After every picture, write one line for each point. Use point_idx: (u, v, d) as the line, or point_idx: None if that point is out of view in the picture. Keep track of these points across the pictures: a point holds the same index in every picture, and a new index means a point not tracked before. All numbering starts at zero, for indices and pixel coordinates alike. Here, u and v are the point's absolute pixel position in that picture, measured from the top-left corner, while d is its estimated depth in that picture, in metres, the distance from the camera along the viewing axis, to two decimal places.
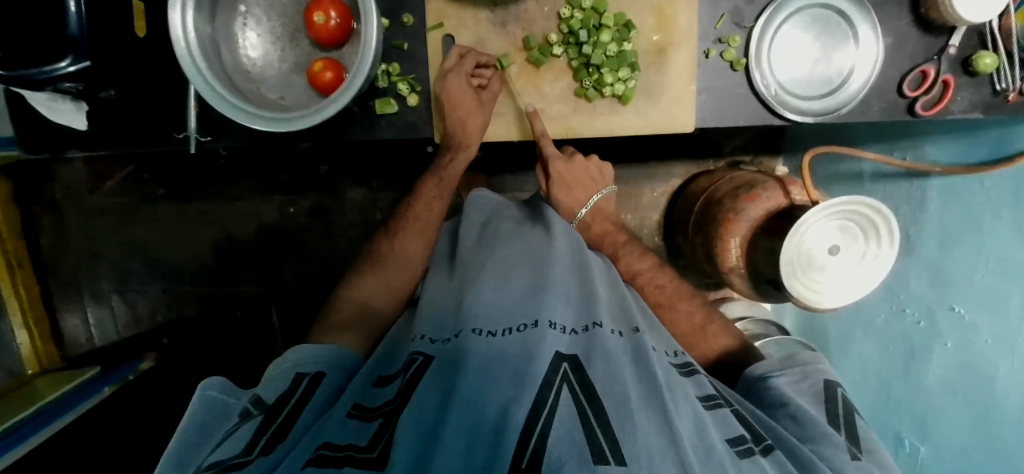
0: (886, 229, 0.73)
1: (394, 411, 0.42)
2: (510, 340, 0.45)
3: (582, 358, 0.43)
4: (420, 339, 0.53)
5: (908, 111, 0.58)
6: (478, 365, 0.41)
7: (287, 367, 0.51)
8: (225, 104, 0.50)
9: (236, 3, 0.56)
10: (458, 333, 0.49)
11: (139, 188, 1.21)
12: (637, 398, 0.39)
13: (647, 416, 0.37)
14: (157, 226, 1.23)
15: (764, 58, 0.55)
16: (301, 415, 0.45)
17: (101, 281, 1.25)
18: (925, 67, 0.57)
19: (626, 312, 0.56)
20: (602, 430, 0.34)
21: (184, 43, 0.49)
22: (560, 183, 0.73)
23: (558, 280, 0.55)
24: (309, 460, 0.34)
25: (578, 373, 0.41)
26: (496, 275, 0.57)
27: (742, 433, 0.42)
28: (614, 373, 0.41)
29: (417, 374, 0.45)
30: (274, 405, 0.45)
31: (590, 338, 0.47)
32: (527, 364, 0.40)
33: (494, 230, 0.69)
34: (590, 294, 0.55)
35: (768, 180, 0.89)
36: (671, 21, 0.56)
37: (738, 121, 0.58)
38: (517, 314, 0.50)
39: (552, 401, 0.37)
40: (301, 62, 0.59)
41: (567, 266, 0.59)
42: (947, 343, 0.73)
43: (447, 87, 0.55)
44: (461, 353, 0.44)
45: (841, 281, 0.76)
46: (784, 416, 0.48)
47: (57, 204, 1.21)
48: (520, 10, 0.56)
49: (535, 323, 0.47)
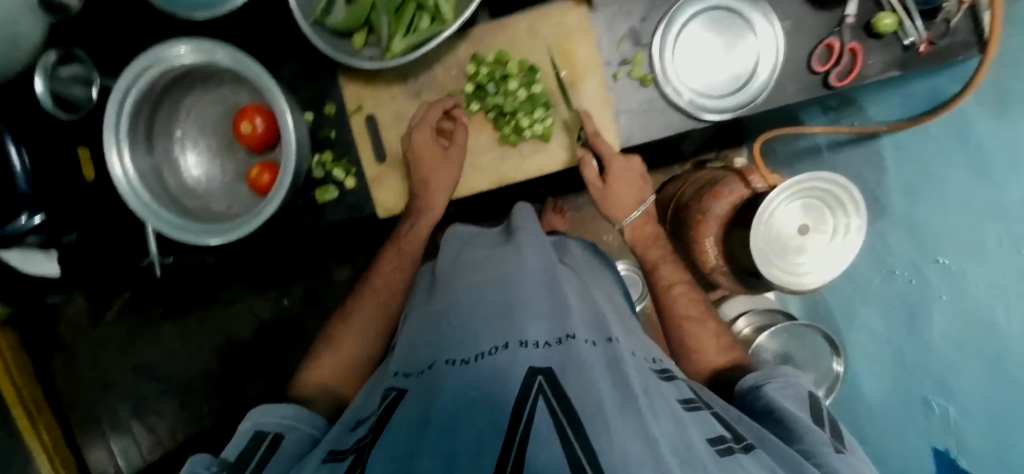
0: (849, 199, 0.71)
1: (365, 446, 0.37)
2: (482, 365, 0.39)
3: (558, 369, 0.37)
4: (395, 375, 0.48)
5: (823, 85, 0.59)
6: (451, 393, 0.36)
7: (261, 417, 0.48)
8: (173, 227, 0.53)
9: (172, 129, 0.60)
10: (431, 365, 0.44)
11: (140, 311, 1.24)
12: (612, 402, 0.34)
13: (626, 419, 0.32)
14: (161, 344, 1.25)
15: (670, 68, 0.57)
16: None
17: (117, 410, 1.25)
18: (829, 41, 0.58)
19: (599, 320, 0.50)
20: (579, 441, 0.29)
21: (125, 180, 0.52)
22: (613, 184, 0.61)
23: (530, 295, 0.49)
24: None
25: (555, 387, 0.35)
26: (466, 302, 0.51)
27: (722, 433, 0.39)
28: (590, 380, 0.36)
29: (388, 410, 0.40)
30: (241, 462, 0.41)
31: (568, 350, 0.40)
32: (499, 386, 0.35)
33: (466, 257, 0.64)
34: (561, 303, 0.49)
35: (727, 174, 0.88)
36: (572, 56, 0.58)
37: (663, 133, 0.59)
38: (487, 335, 0.44)
39: (529, 417, 0.32)
40: (241, 170, 0.62)
41: (539, 281, 0.53)
42: (942, 295, 0.69)
43: (412, 143, 0.57)
44: (434, 386, 0.39)
45: (824, 260, 0.74)
46: (773, 423, 0.45)
47: (64, 344, 1.23)
48: (430, 78, 0.60)
49: (505, 343, 0.41)
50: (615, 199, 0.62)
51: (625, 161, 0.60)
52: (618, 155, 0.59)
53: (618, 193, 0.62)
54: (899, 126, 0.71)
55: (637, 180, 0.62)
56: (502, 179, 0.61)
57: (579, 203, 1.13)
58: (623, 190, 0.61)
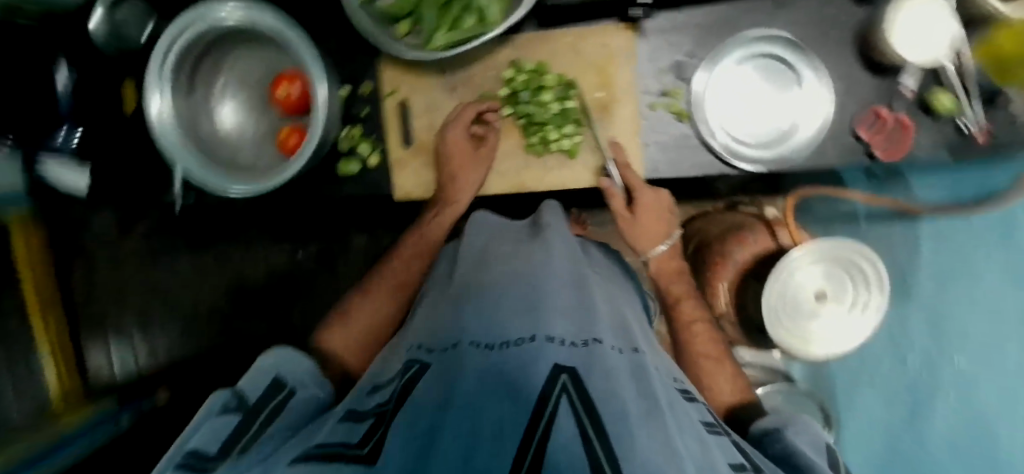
0: (873, 272, 0.70)
1: (387, 412, 0.32)
2: (505, 354, 0.33)
3: (583, 371, 0.31)
4: (416, 348, 0.43)
5: (866, 154, 0.57)
6: (478, 374, 0.31)
7: (278, 362, 0.46)
8: (197, 173, 0.55)
9: (213, 79, 0.62)
10: (456, 345, 0.38)
11: (162, 237, 1.29)
12: (636, 409, 0.30)
13: (648, 431, 0.27)
14: (175, 270, 1.29)
15: (708, 107, 0.56)
16: (274, 426, 0.39)
17: (127, 321, 1.30)
18: (878, 110, 0.55)
19: (626, 332, 0.46)
20: (602, 444, 0.24)
21: (162, 122, 0.54)
22: (643, 213, 0.57)
23: (557, 292, 0.45)
24: (296, 457, 0.28)
25: (580, 388, 0.29)
26: (495, 291, 0.46)
27: (743, 461, 0.34)
28: (615, 387, 0.31)
29: (409, 383, 0.35)
30: (256, 408, 0.40)
31: (591, 357, 0.34)
32: (520, 374, 0.30)
33: (491, 249, 0.58)
34: (586, 310, 0.44)
35: (755, 222, 0.85)
36: (611, 78, 0.57)
37: (690, 172, 0.58)
38: (513, 324, 0.39)
39: (549, 414, 0.26)
40: (271, 129, 0.63)
41: (563, 282, 0.48)
42: None
43: (445, 142, 0.58)
44: (458, 364, 0.34)
45: (839, 330, 0.72)
46: (789, 468, 0.40)
47: (88, 251, 1.28)
48: (468, 74, 0.60)
49: (532, 336, 0.36)
50: (642, 232, 0.58)
51: (656, 194, 0.57)
52: (649, 187, 0.57)
53: (645, 227, 0.58)
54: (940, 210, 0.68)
55: (666, 215, 0.59)
56: (523, 185, 0.61)
57: (601, 219, 1.10)
58: (652, 225, 0.58)
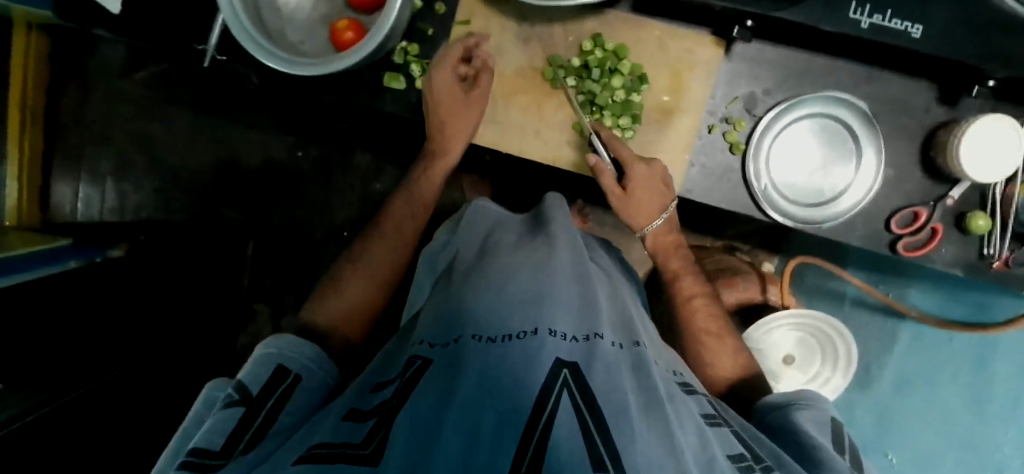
0: (844, 350, 0.71)
1: (390, 409, 0.32)
2: (507, 348, 0.34)
3: (583, 365, 0.33)
4: (421, 344, 0.41)
5: (889, 245, 0.58)
6: (475, 374, 0.30)
7: (275, 350, 0.43)
8: (241, 31, 0.51)
9: None
10: (458, 339, 0.38)
11: (167, 87, 1.22)
12: (636, 406, 0.32)
13: (647, 426, 0.30)
14: (168, 125, 1.22)
15: (764, 148, 0.56)
16: (280, 417, 0.36)
17: (102, 163, 1.22)
18: (918, 209, 0.56)
19: (627, 325, 0.46)
20: (601, 438, 0.27)
21: None
22: (638, 193, 0.56)
23: (558, 281, 0.44)
24: (299, 458, 0.27)
25: (581, 382, 0.31)
26: (493, 281, 0.45)
27: (742, 451, 0.36)
28: (616, 382, 0.33)
29: (415, 379, 0.35)
30: (258, 396, 0.37)
31: (594, 351, 0.36)
32: (523, 370, 0.31)
33: (495, 244, 0.57)
34: (588, 302, 0.44)
35: (750, 271, 0.87)
36: (684, 87, 0.56)
37: (721, 204, 0.58)
38: (514, 312, 0.39)
39: (551, 408, 0.28)
40: (331, 15, 0.61)
41: (568, 272, 0.47)
42: None
43: (434, 79, 0.55)
44: (457, 360, 0.34)
45: (795, 394, 0.74)
46: (791, 442, 0.43)
47: (85, 76, 1.20)
48: (546, 31, 0.58)
49: (534, 330, 0.36)
50: (637, 207, 0.58)
51: (649, 168, 0.54)
52: (642, 164, 0.54)
53: (640, 203, 0.57)
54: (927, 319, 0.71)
55: (659, 187, 0.56)
56: (557, 159, 0.59)
57: (603, 220, 1.09)
58: (646, 202, 0.57)
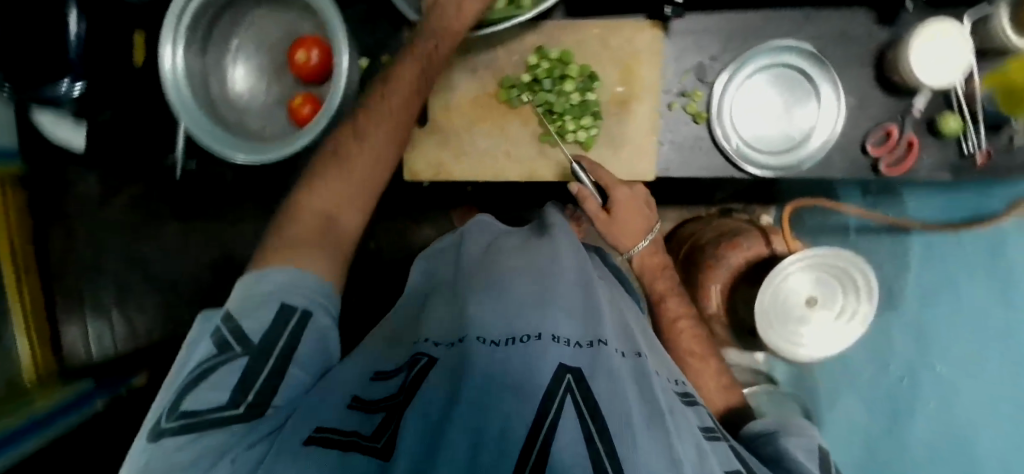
0: (863, 281, 0.71)
1: (398, 404, 0.33)
2: (511, 354, 0.34)
3: (587, 370, 0.33)
4: (425, 341, 0.41)
5: (871, 169, 0.59)
6: (480, 376, 0.31)
7: (270, 288, 0.39)
8: (203, 133, 0.54)
9: (229, 39, 0.60)
10: (462, 339, 0.37)
11: (148, 206, 1.21)
12: (640, 418, 0.31)
13: (650, 438, 0.30)
14: (159, 242, 1.22)
15: (726, 111, 0.57)
16: (287, 365, 0.36)
17: (103, 293, 1.24)
18: (888, 127, 0.57)
19: (629, 334, 0.44)
20: (604, 446, 0.27)
21: (171, 75, 0.53)
22: (621, 212, 0.55)
23: (563, 283, 0.43)
24: (309, 439, 0.30)
25: (585, 389, 0.31)
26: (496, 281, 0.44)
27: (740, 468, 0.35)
28: (620, 391, 0.32)
29: (417, 381, 0.35)
30: (261, 346, 0.36)
31: (599, 358, 0.34)
32: (523, 379, 0.31)
33: (499, 246, 0.57)
34: (591, 305, 0.42)
35: (751, 230, 0.87)
36: (635, 74, 0.58)
37: (701, 173, 0.59)
38: (517, 317, 0.38)
39: (553, 415, 0.29)
40: (284, 95, 0.62)
41: (573, 276, 0.45)
42: (929, 402, 0.75)
43: None
44: (462, 361, 0.34)
45: (823, 335, 0.74)
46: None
47: (66, 215, 1.21)
48: (491, 58, 0.60)
49: (538, 334, 0.35)
50: (621, 230, 0.55)
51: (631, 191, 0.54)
52: (624, 186, 0.54)
53: (624, 224, 0.55)
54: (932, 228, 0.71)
55: (643, 210, 0.56)
56: (534, 174, 0.61)
57: None
58: (632, 223, 0.55)
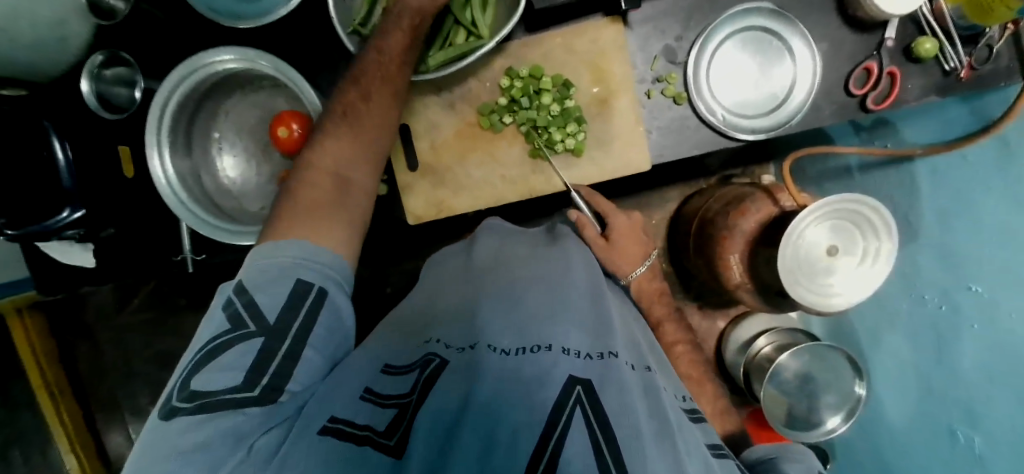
0: (879, 219, 0.71)
1: (410, 402, 0.35)
2: (523, 363, 0.36)
3: (597, 381, 0.34)
4: (434, 343, 0.44)
5: (860, 108, 0.59)
6: (493, 381, 0.34)
7: (280, 268, 0.40)
8: (207, 227, 0.56)
9: (210, 130, 0.62)
10: (473, 345, 0.40)
11: (163, 301, 1.22)
12: (649, 431, 0.32)
13: (660, 453, 0.30)
14: (183, 334, 1.22)
15: (704, 86, 0.58)
16: (306, 347, 0.38)
17: (140, 396, 1.24)
18: (867, 64, 0.57)
19: (638, 347, 0.47)
20: (613, 459, 0.27)
21: (165, 180, 0.55)
22: (623, 235, 0.61)
23: (573, 302, 0.46)
24: (324, 429, 0.32)
25: (594, 400, 0.32)
26: (506, 297, 0.47)
27: None
28: (630, 403, 0.32)
29: (432, 378, 0.37)
30: (276, 330, 0.38)
31: (609, 369, 0.36)
32: (535, 390, 0.32)
33: (508, 252, 0.59)
34: (602, 320, 0.45)
35: (756, 192, 0.86)
36: (607, 71, 0.58)
37: (694, 151, 0.59)
38: (530, 331, 0.40)
39: (562, 425, 0.29)
40: (275, 172, 0.63)
41: (582, 292, 0.49)
42: (973, 324, 0.67)
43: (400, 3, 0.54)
44: (473, 372, 0.36)
45: (855, 280, 0.73)
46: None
47: (88, 329, 1.22)
48: (464, 89, 0.60)
49: (548, 345, 0.38)
50: (622, 252, 0.60)
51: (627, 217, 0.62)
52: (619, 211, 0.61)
53: (626, 248, 0.61)
54: (934, 150, 0.70)
55: (642, 238, 0.63)
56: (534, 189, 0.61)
57: None
58: (631, 246, 0.61)
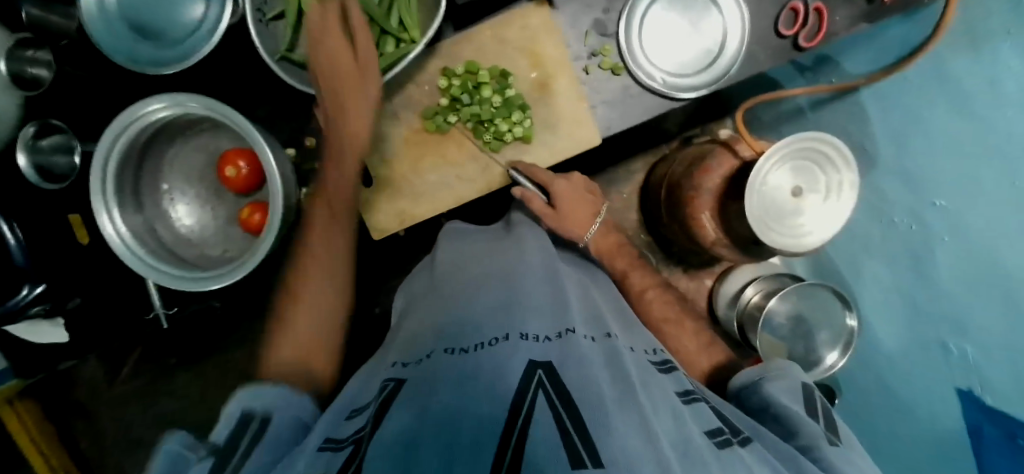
0: (837, 153, 0.72)
1: (365, 437, 0.32)
2: (484, 356, 0.38)
3: (557, 362, 0.37)
4: (392, 367, 0.44)
5: (794, 47, 0.59)
6: (451, 383, 0.34)
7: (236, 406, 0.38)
8: (173, 280, 0.54)
9: (157, 183, 0.60)
10: (429, 354, 0.42)
11: (154, 363, 1.20)
12: (612, 398, 0.34)
13: (623, 415, 0.32)
14: (180, 392, 1.21)
15: (640, 52, 0.58)
16: (261, 446, 0.34)
17: (147, 461, 1.22)
18: (793, 4, 0.58)
19: (599, 317, 0.50)
20: (578, 436, 0.28)
21: (120, 241, 0.53)
22: (568, 201, 0.61)
23: (524, 291, 0.49)
24: None
25: (555, 380, 0.35)
26: (465, 300, 0.50)
27: (719, 425, 0.35)
28: (589, 374, 0.36)
29: (389, 398, 0.37)
30: (227, 448, 0.33)
31: (567, 345, 0.41)
32: (498, 379, 0.34)
33: (464, 256, 0.62)
34: (557, 303, 0.49)
35: (716, 148, 0.88)
36: (541, 55, 0.59)
37: (641, 118, 0.60)
38: (487, 329, 0.43)
39: (528, 407, 0.31)
40: (233, 214, 0.63)
41: (535, 278, 0.52)
42: (944, 237, 0.68)
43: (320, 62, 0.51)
44: (431, 374, 0.38)
45: (823, 215, 0.73)
46: (769, 420, 0.40)
47: (83, 405, 1.20)
48: (403, 97, 0.60)
49: (506, 335, 0.41)
50: (571, 218, 0.61)
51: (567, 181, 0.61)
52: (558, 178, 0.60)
53: (574, 212, 0.61)
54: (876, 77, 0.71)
55: (585, 195, 0.63)
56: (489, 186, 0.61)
57: None
58: (579, 209, 0.62)
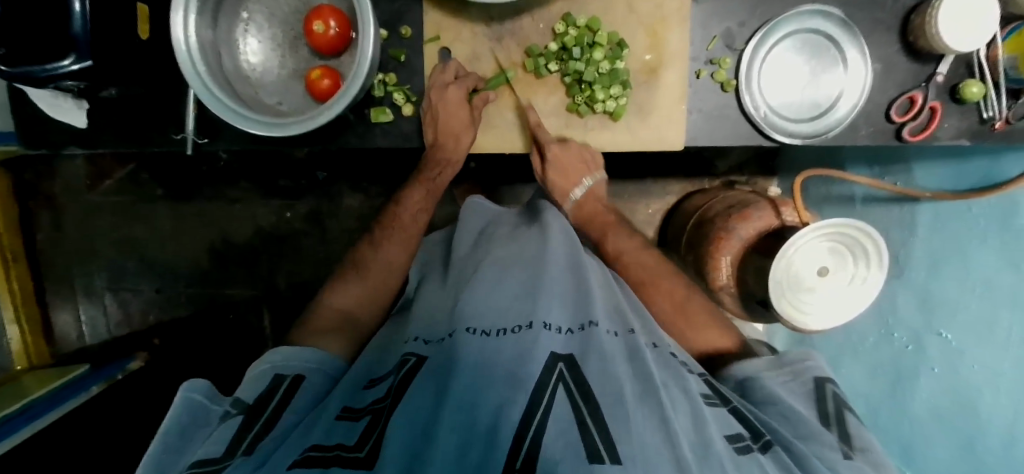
0: (874, 249, 0.70)
1: (384, 408, 0.37)
2: (502, 343, 0.38)
3: (578, 356, 0.38)
4: (413, 341, 0.46)
5: (894, 135, 0.61)
6: (471, 365, 0.36)
7: (265, 367, 0.47)
8: (223, 108, 0.52)
9: (239, 9, 0.58)
10: (451, 334, 0.42)
11: (138, 187, 1.16)
12: (632, 394, 0.34)
13: (642, 412, 0.32)
14: (154, 226, 1.18)
15: (753, 78, 0.59)
16: (286, 415, 0.41)
17: (95, 278, 1.20)
18: (911, 94, 0.59)
19: (621, 311, 0.50)
20: (597, 430, 0.30)
21: (184, 47, 0.50)
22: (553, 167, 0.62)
23: (552, 277, 0.48)
24: (294, 462, 0.31)
25: (576, 374, 0.35)
26: (490, 276, 0.49)
27: (741, 431, 0.38)
28: (611, 371, 0.36)
29: (407, 376, 0.39)
30: (257, 403, 0.42)
31: (587, 339, 0.41)
32: (519, 365, 0.35)
33: (489, 236, 0.61)
34: (583, 291, 0.49)
35: (760, 200, 0.86)
36: (662, 40, 0.59)
37: (728, 142, 0.61)
38: (512, 313, 0.43)
39: (545, 404, 0.32)
40: (299, 69, 0.60)
41: (562, 265, 0.51)
42: (934, 368, 0.72)
43: (445, 96, 0.59)
44: (453, 354, 0.38)
45: (835, 302, 0.73)
46: (777, 417, 0.45)
47: (53, 200, 1.16)
48: (516, 26, 0.61)
49: (529, 323, 0.40)
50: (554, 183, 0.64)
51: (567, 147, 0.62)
52: (558, 143, 0.61)
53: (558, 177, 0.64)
54: (943, 195, 0.69)
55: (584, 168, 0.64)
56: (539, 125, 0.61)
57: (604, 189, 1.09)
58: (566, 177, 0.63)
